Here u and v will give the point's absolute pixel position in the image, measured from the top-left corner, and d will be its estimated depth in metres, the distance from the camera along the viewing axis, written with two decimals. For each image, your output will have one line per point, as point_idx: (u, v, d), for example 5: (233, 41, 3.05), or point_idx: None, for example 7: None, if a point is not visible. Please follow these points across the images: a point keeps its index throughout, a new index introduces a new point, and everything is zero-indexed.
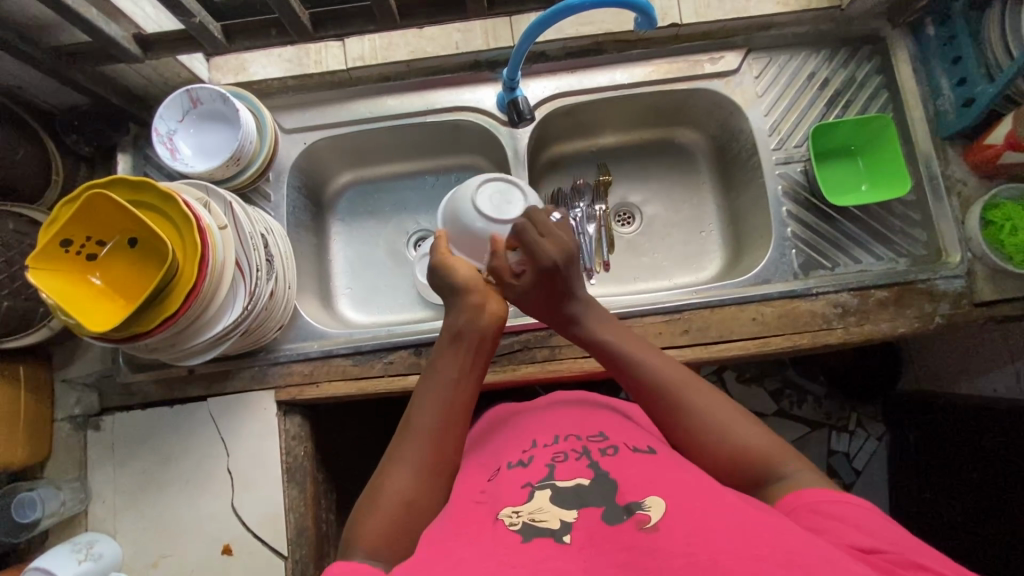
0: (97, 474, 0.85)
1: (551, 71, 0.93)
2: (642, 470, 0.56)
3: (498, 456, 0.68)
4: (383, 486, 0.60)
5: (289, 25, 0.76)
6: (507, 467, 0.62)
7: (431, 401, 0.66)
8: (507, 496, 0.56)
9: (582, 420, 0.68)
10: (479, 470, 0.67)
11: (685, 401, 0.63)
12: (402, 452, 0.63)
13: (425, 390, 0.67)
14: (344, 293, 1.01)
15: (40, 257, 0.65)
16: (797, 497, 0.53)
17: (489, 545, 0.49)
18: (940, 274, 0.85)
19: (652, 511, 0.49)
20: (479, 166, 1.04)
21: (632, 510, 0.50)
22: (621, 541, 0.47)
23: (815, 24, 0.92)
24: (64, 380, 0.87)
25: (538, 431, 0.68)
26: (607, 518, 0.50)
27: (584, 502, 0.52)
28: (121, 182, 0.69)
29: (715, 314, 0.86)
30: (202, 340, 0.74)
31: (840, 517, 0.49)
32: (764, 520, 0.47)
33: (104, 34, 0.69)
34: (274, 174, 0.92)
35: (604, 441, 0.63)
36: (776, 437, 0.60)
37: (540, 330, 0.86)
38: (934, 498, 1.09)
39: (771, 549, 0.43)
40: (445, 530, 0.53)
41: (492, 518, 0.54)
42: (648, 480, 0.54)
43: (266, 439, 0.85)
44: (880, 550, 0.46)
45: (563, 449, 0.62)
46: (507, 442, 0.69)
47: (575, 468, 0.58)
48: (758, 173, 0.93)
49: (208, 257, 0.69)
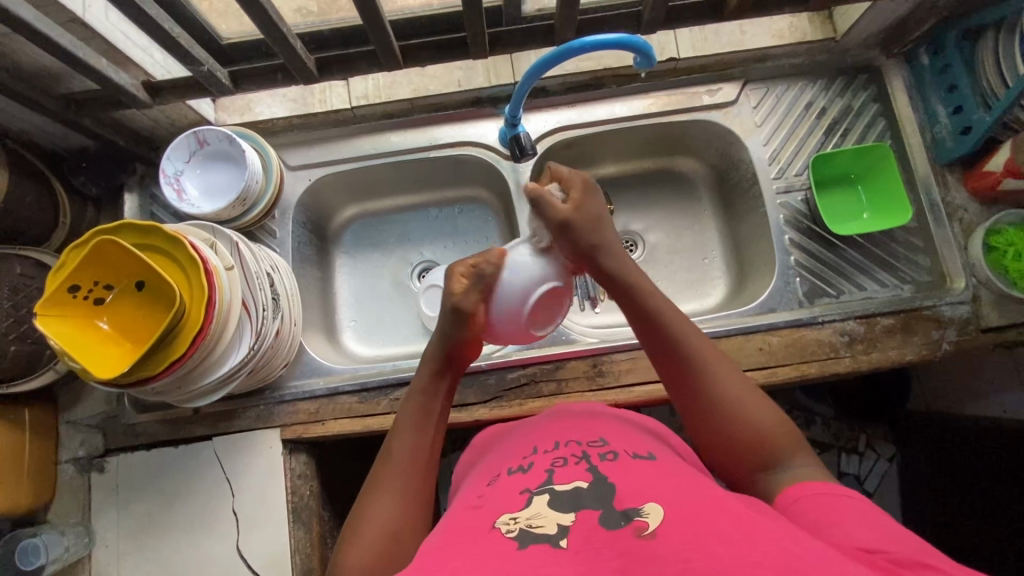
0: (100, 517, 0.84)
1: (552, 105, 0.94)
2: (640, 476, 0.55)
3: (496, 462, 0.66)
4: (366, 516, 0.60)
5: (294, 70, 0.78)
6: (508, 472, 0.62)
7: (410, 429, 0.67)
8: (506, 502, 0.55)
9: (582, 427, 0.67)
10: (478, 475, 0.66)
11: (707, 372, 0.64)
12: (382, 482, 0.63)
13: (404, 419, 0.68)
14: (348, 325, 1.02)
15: (47, 305, 0.65)
16: (802, 488, 0.54)
17: (486, 552, 0.48)
18: (945, 300, 0.85)
19: (650, 518, 0.48)
20: (482, 197, 1.05)
21: (630, 517, 0.49)
22: (618, 547, 0.46)
23: (811, 56, 0.94)
24: (69, 422, 0.87)
25: (539, 437, 0.67)
26: (605, 522, 0.49)
27: (581, 506, 0.51)
28: (129, 227, 0.70)
29: (721, 344, 0.85)
30: (208, 382, 0.74)
31: (838, 505, 0.50)
32: (761, 526, 0.47)
33: (114, 83, 0.70)
34: (279, 211, 0.93)
35: (604, 446, 0.62)
36: (789, 425, 0.60)
37: (546, 363, 0.86)
38: (949, 522, 1.08)
39: (769, 556, 0.42)
40: (442, 540, 0.52)
41: (489, 524, 0.52)
42: (648, 488, 0.53)
43: (273, 478, 0.84)
44: (885, 550, 0.45)
45: (562, 454, 0.61)
46: (509, 449, 0.68)
47: (573, 472, 0.57)
48: (759, 202, 0.93)
49: (216, 301, 0.69)
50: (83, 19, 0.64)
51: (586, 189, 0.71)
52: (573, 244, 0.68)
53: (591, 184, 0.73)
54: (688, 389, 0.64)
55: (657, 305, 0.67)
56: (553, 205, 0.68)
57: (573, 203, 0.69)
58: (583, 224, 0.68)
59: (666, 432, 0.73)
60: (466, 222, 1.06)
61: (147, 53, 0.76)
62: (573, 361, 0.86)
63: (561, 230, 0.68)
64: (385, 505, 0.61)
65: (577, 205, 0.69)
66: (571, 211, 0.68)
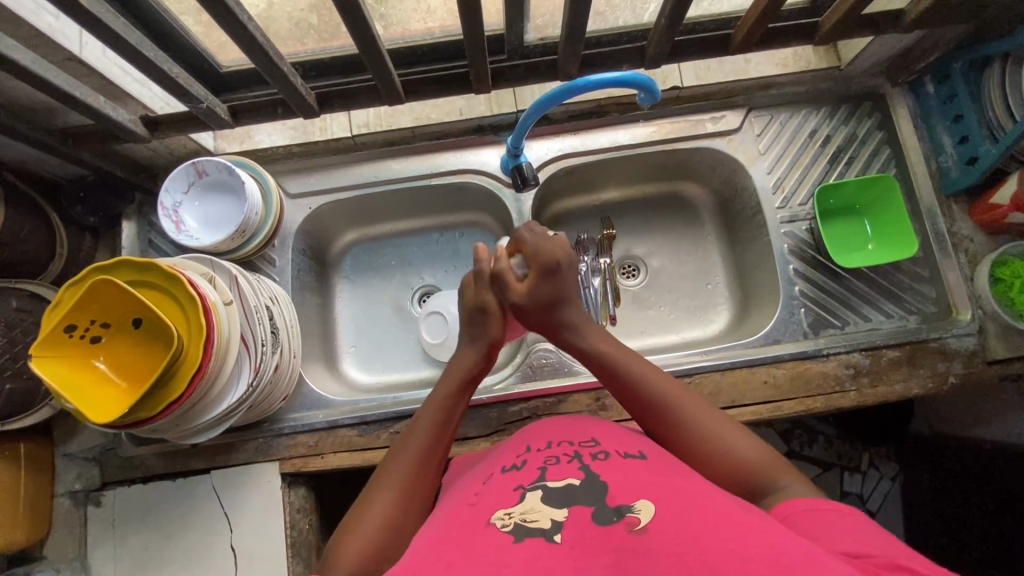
0: (97, 552, 0.83)
1: (554, 133, 0.94)
2: (632, 474, 0.53)
3: (489, 462, 0.65)
4: (369, 506, 0.59)
5: (295, 104, 0.77)
6: (501, 471, 0.60)
7: (424, 424, 0.66)
8: (497, 499, 0.53)
9: (575, 429, 0.65)
10: (473, 475, 0.64)
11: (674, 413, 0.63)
12: (389, 474, 0.62)
13: (420, 415, 0.67)
14: (349, 351, 1.01)
15: (43, 345, 0.64)
16: (790, 505, 0.52)
17: (481, 549, 0.46)
18: (951, 333, 0.84)
19: (642, 513, 0.47)
20: (483, 222, 1.04)
21: (622, 512, 0.47)
22: (610, 543, 0.44)
23: (814, 83, 0.93)
24: (65, 455, 0.86)
25: (532, 438, 0.65)
26: (597, 518, 0.47)
27: (573, 502, 0.50)
28: (126, 263, 0.69)
29: (726, 377, 0.85)
30: (206, 420, 0.73)
31: (826, 520, 0.49)
32: (752, 521, 0.46)
33: (111, 120, 0.69)
34: (280, 239, 0.92)
35: (596, 446, 0.60)
36: (769, 450, 0.60)
37: (549, 396, 0.85)
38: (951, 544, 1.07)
39: (758, 551, 0.41)
40: (434, 537, 0.51)
41: (484, 520, 0.50)
42: (640, 484, 0.51)
43: (272, 513, 0.83)
44: (867, 554, 0.45)
45: (554, 454, 0.59)
46: (503, 450, 0.66)
47: (565, 469, 0.55)
48: (764, 230, 0.92)
49: (214, 339, 0.68)
50: (80, 57, 0.64)
51: (548, 273, 0.72)
52: (529, 318, 0.73)
53: (563, 262, 0.73)
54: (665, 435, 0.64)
55: (614, 353, 0.68)
56: (509, 285, 0.73)
57: (528, 287, 0.72)
58: (534, 307, 0.72)
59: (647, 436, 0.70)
60: (468, 247, 1.05)
61: (146, 87, 0.76)
62: (576, 394, 0.85)
63: (514, 310, 0.73)
64: (388, 496, 0.60)
65: (529, 290, 0.72)
66: (524, 292, 0.72)
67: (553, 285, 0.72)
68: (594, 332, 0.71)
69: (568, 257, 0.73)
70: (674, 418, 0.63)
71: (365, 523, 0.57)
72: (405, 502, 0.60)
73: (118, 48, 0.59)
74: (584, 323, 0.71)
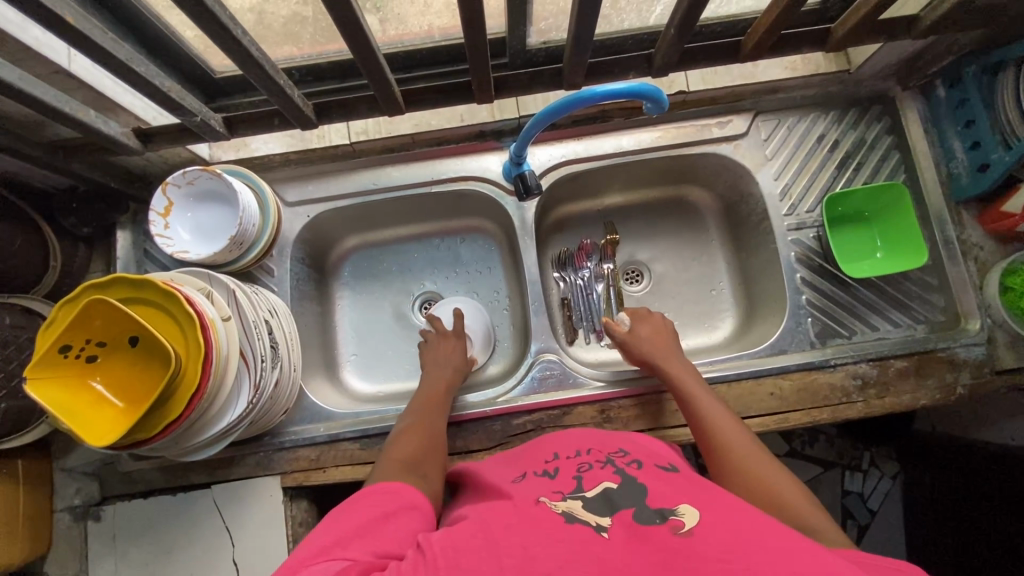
0: (98, 566, 0.82)
1: (557, 139, 0.92)
2: (673, 483, 0.52)
3: (518, 462, 0.65)
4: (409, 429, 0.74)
5: (289, 115, 0.75)
6: (533, 474, 0.59)
7: (436, 377, 0.84)
8: (537, 491, 0.54)
9: (601, 439, 0.65)
10: (505, 472, 0.63)
11: (768, 483, 0.63)
12: (415, 409, 0.78)
13: (432, 371, 0.85)
14: (349, 360, 1.00)
15: (38, 367, 0.62)
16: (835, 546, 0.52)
17: None
18: (960, 343, 0.83)
19: (686, 518, 0.46)
20: (485, 229, 1.02)
21: (666, 515, 0.46)
22: (655, 542, 0.43)
23: (824, 87, 0.91)
24: (64, 470, 0.85)
25: (562, 445, 0.64)
26: (640, 518, 0.46)
27: (615, 506, 0.48)
28: (120, 280, 0.67)
29: (732, 389, 0.84)
30: (207, 437, 0.72)
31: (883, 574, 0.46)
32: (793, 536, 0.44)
33: (103, 134, 0.68)
34: (278, 249, 0.90)
35: (626, 455, 0.59)
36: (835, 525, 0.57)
37: (553, 409, 0.85)
38: (952, 544, 1.06)
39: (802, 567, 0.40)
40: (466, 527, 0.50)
41: (533, 500, 0.52)
42: (680, 493, 0.50)
43: (274, 527, 0.82)
44: None
45: (587, 461, 0.58)
46: (529, 452, 0.66)
47: (598, 476, 0.54)
48: (769, 238, 0.91)
49: (211, 356, 0.67)
50: (68, 70, 0.63)
51: (649, 320, 0.87)
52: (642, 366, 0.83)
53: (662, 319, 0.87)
54: (749, 490, 0.63)
55: (716, 420, 0.71)
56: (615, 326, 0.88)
57: (639, 331, 0.85)
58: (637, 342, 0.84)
59: (663, 447, 0.67)
60: (469, 252, 1.03)
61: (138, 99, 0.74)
62: (580, 407, 0.85)
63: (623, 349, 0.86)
64: (409, 434, 0.73)
65: (640, 332, 0.85)
66: (633, 332, 0.85)
67: (652, 324, 0.87)
68: (704, 397, 0.75)
69: (661, 317, 0.88)
70: (765, 481, 0.63)
71: (401, 444, 0.71)
72: (431, 435, 0.74)
73: (107, 63, 0.57)
74: (686, 379, 0.78)
